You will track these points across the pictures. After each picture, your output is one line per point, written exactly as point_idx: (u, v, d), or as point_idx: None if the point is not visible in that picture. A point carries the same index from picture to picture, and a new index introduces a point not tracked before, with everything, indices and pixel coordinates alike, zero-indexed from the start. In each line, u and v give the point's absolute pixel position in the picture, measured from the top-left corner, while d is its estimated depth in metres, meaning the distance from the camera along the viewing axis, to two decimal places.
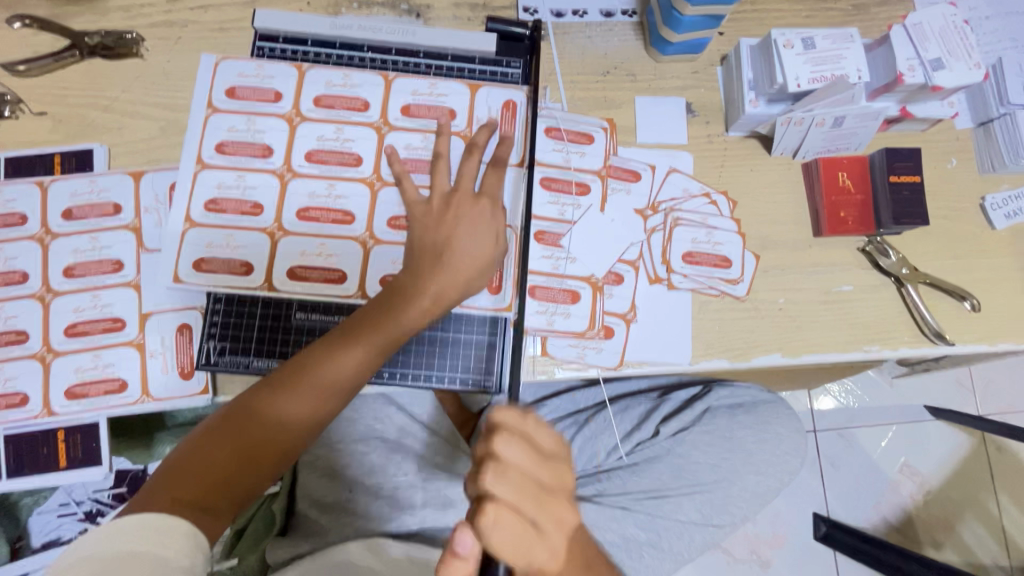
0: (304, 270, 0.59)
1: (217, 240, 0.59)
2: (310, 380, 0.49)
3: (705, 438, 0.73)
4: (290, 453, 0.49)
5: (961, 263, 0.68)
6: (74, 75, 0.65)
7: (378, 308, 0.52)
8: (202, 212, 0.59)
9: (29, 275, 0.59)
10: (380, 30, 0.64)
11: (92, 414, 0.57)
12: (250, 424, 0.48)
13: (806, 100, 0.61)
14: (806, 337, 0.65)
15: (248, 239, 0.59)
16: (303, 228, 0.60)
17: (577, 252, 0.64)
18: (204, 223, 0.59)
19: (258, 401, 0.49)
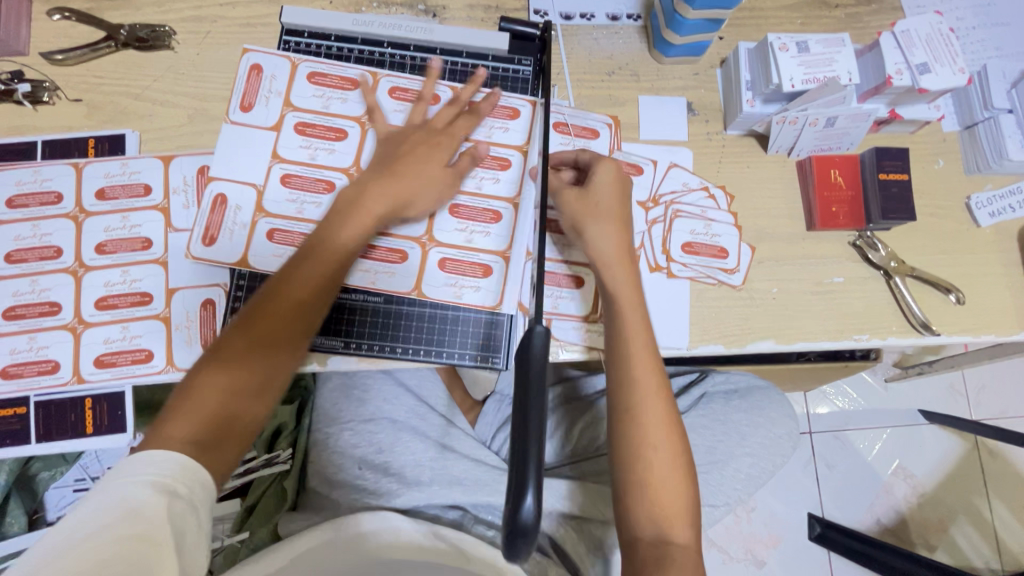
0: (264, 188, 0.63)
1: (296, 96, 0.65)
2: (330, 257, 0.57)
3: (702, 422, 0.78)
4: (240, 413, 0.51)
5: (947, 258, 0.71)
6: (109, 65, 0.68)
7: (394, 190, 0.60)
8: (304, 79, 0.66)
9: (63, 251, 0.62)
10: (400, 27, 0.67)
11: (120, 382, 0.61)
12: (297, 289, 0.55)
13: (800, 100, 0.65)
14: (798, 325, 0.68)
15: (254, 166, 0.63)
16: (321, 164, 0.64)
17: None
18: (299, 94, 0.65)
19: (293, 278, 0.55)
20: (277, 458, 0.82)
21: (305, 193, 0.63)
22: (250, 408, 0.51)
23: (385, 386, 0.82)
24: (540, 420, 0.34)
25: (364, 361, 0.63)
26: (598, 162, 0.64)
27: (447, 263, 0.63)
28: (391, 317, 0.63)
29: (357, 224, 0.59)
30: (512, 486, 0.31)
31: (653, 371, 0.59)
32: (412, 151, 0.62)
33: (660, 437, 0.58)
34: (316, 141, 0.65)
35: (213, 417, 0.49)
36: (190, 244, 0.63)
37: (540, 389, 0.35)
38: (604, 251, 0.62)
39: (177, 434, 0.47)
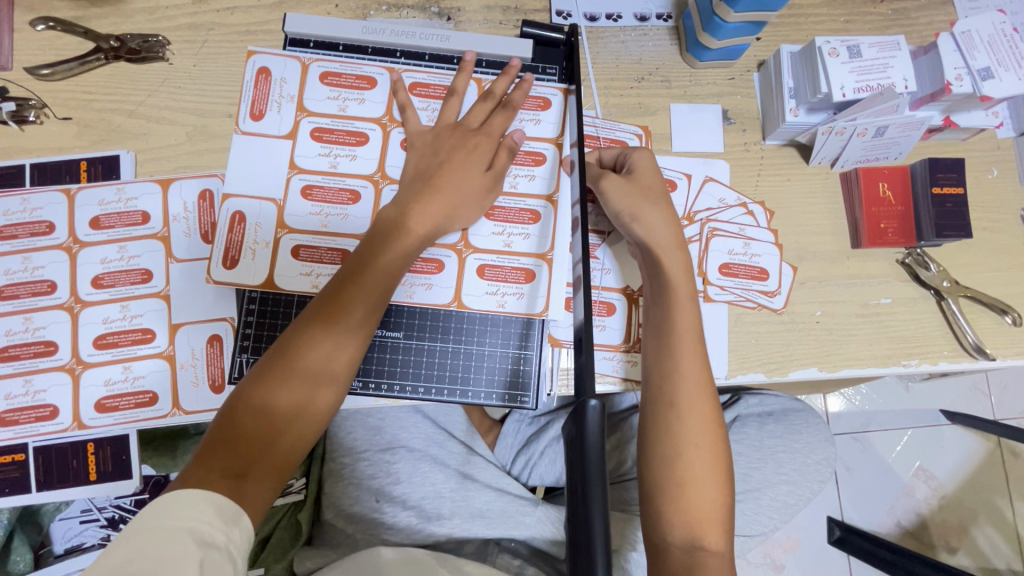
0: (285, 203, 0.59)
1: (310, 100, 0.61)
2: (377, 274, 0.52)
3: (736, 448, 0.74)
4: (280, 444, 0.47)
5: (1001, 275, 0.66)
6: (99, 79, 0.63)
7: (440, 205, 0.55)
8: (318, 81, 0.61)
9: (58, 285, 0.58)
10: (414, 35, 0.62)
11: (123, 427, 0.57)
12: (339, 310, 0.50)
13: (850, 109, 0.59)
14: (843, 350, 0.64)
15: (271, 179, 0.59)
16: (344, 173, 0.60)
17: (614, 263, 0.63)
18: (312, 102, 0.60)
19: (336, 299, 0.51)
20: (293, 488, 0.79)
21: (329, 204, 0.59)
22: (289, 439, 0.48)
23: (401, 413, 0.78)
24: (603, 499, 0.30)
25: (384, 399, 0.60)
26: (632, 152, 0.60)
27: (487, 269, 0.60)
28: (412, 352, 0.60)
29: (405, 239, 0.54)
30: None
31: (699, 365, 0.54)
32: (455, 156, 0.57)
33: (701, 434, 0.52)
34: (335, 147, 0.60)
35: (252, 447, 0.46)
36: (194, 275, 0.59)
37: (600, 462, 0.32)
38: (656, 239, 0.57)
39: (214, 466, 0.44)
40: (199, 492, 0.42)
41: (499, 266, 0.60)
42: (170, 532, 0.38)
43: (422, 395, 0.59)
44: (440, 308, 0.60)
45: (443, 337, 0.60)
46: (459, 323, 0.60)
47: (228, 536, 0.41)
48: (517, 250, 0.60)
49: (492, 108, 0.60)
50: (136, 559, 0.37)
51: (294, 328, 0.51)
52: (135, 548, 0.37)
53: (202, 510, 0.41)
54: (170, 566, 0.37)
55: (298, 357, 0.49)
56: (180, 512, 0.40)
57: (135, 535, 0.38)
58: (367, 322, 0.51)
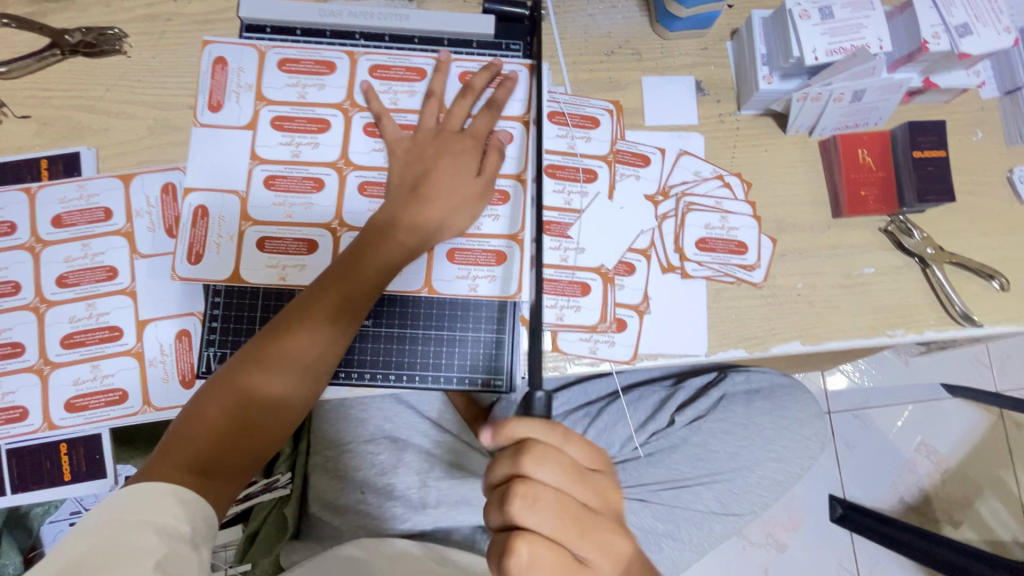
0: (248, 194, 0.57)
1: (271, 88, 0.59)
2: (364, 275, 0.52)
3: (722, 427, 0.72)
4: (255, 438, 0.48)
5: (988, 240, 0.65)
6: (57, 76, 0.62)
7: (430, 213, 0.55)
8: (276, 68, 0.60)
9: (22, 286, 0.57)
10: (372, 15, 0.60)
11: (94, 426, 0.56)
12: (324, 313, 0.50)
13: (823, 73, 0.58)
14: (827, 322, 0.63)
15: (235, 172, 0.58)
16: (305, 161, 0.58)
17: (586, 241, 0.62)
18: (273, 92, 0.59)
19: (320, 299, 0.51)
20: (277, 484, 0.76)
21: (291, 194, 0.58)
22: (260, 436, 0.48)
23: (383, 403, 0.76)
24: None
25: (359, 389, 0.59)
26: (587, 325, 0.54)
27: (456, 251, 0.59)
28: (382, 340, 0.59)
29: (392, 240, 0.54)
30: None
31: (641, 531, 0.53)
32: (446, 163, 0.56)
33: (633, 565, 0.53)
34: (296, 135, 0.59)
35: (222, 442, 0.46)
36: (158, 270, 0.58)
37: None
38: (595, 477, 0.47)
39: (180, 462, 0.43)
40: (161, 487, 0.41)
41: (470, 251, 0.59)
42: (135, 523, 0.38)
43: (394, 383, 0.59)
44: (410, 296, 0.59)
45: (414, 323, 0.59)
46: (431, 309, 0.59)
47: (194, 530, 0.40)
48: (485, 233, 0.59)
49: (482, 115, 0.58)
50: (97, 552, 0.36)
51: (277, 325, 0.50)
52: (96, 541, 0.36)
53: (171, 502, 0.40)
54: (130, 558, 0.36)
55: (283, 353, 0.49)
56: (146, 503, 0.39)
57: (95, 529, 0.37)
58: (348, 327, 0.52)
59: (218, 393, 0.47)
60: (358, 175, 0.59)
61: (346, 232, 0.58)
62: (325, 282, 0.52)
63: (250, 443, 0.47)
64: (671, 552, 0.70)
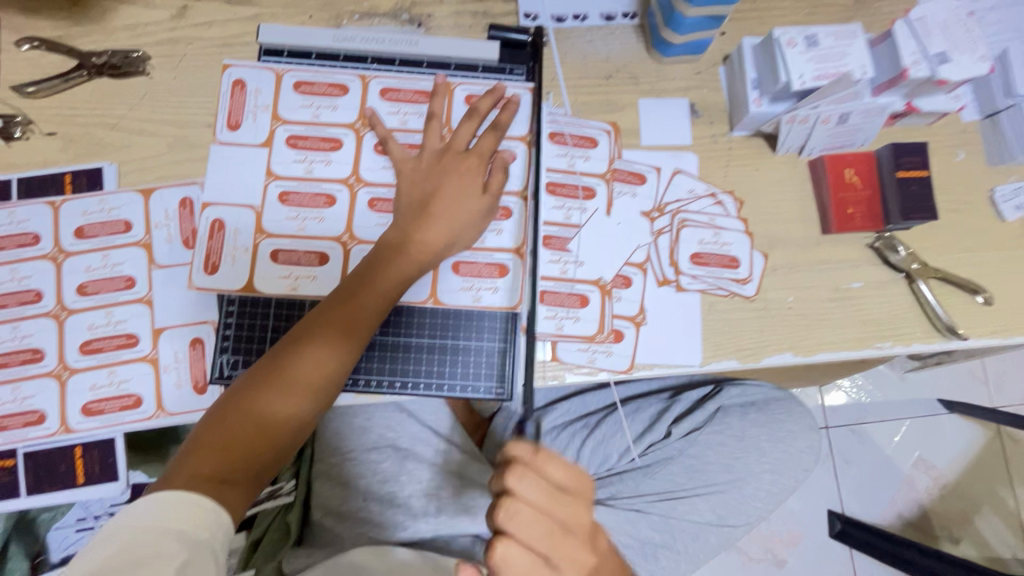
0: (263, 208, 0.60)
1: (287, 109, 0.63)
2: (376, 289, 0.55)
3: (718, 437, 0.74)
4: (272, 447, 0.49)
5: (972, 256, 0.67)
6: (82, 95, 0.65)
7: (440, 230, 0.57)
8: (292, 90, 0.63)
9: (44, 294, 0.60)
10: (383, 40, 0.64)
11: (109, 430, 0.58)
12: (338, 325, 0.53)
13: (810, 97, 0.61)
14: (817, 335, 0.65)
15: (251, 188, 0.61)
16: (317, 178, 0.61)
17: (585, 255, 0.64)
18: (289, 112, 0.62)
19: (334, 312, 0.53)
20: (281, 491, 0.80)
21: (304, 209, 0.61)
22: (277, 446, 0.49)
23: (386, 412, 0.77)
24: None
25: (365, 397, 0.61)
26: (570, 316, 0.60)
27: (461, 264, 0.61)
28: (388, 349, 0.61)
29: (405, 256, 0.56)
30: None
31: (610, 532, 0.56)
32: (454, 179, 0.58)
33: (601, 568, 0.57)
34: (310, 153, 0.62)
35: (241, 451, 0.47)
36: (174, 280, 0.61)
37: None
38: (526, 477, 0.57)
39: (201, 471, 0.45)
40: (182, 495, 0.42)
41: (473, 263, 0.62)
42: (158, 528, 0.40)
43: (399, 390, 0.61)
44: (415, 309, 0.61)
45: (419, 332, 0.61)
46: (436, 318, 0.61)
47: (213, 537, 0.42)
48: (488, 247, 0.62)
49: (488, 136, 0.60)
50: (123, 555, 0.39)
51: (292, 338, 0.52)
52: (123, 544, 0.39)
53: (190, 510, 0.42)
54: (153, 563, 0.38)
55: (300, 363, 0.50)
56: (169, 511, 0.41)
57: (123, 531, 0.40)
58: (360, 339, 0.54)
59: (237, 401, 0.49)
60: (368, 191, 0.61)
61: (356, 245, 0.60)
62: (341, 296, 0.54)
63: (267, 452, 0.48)
64: (670, 563, 0.72)
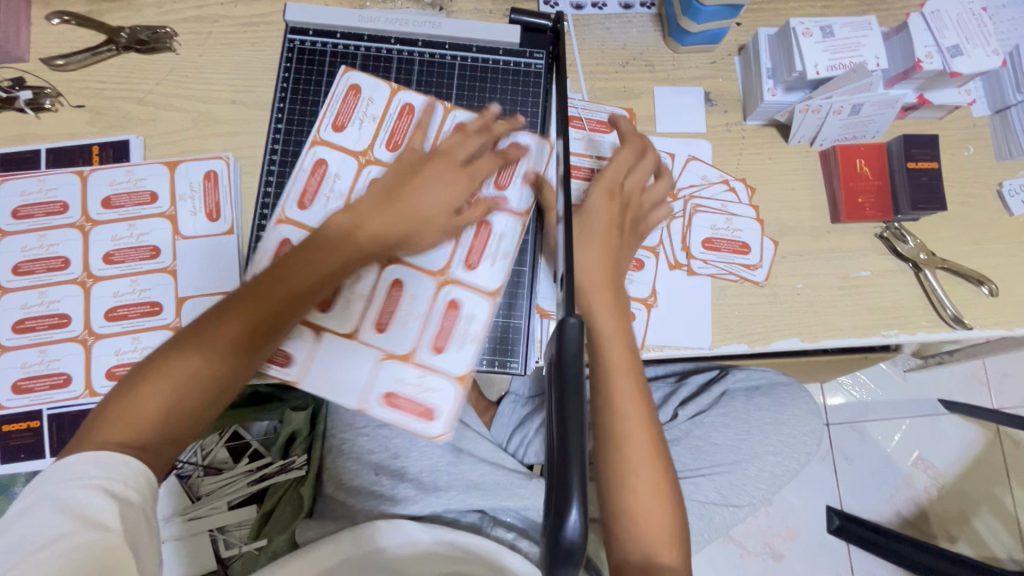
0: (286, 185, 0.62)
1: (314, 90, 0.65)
2: (327, 266, 0.56)
3: (724, 421, 0.75)
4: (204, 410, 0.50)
5: (978, 248, 0.68)
6: (110, 69, 0.67)
7: (394, 222, 0.58)
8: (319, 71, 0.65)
9: (71, 262, 0.61)
10: (407, 22, 0.65)
11: (399, 425, 0.59)
12: (263, 312, 0.52)
13: (825, 87, 0.62)
14: (824, 321, 0.66)
15: (356, 133, 0.64)
16: (389, 103, 0.65)
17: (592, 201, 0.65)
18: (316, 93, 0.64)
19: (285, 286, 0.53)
20: (293, 464, 0.81)
21: (406, 135, 0.64)
22: (196, 421, 0.50)
23: None
24: (580, 427, 0.29)
25: None
26: (625, 140, 0.62)
27: (503, 178, 0.63)
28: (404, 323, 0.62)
29: (363, 238, 0.57)
30: (554, 500, 0.28)
31: (641, 406, 0.53)
32: (427, 176, 0.60)
33: (644, 446, 0.52)
34: (332, 132, 0.63)
35: (156, 424, 0.47)
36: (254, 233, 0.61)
37: (579, 390, 0.31)
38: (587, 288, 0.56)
39: (109, 441, 0.45)
40: (97, 458, 0.43)
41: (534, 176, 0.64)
42: (70, 491, 0.41)
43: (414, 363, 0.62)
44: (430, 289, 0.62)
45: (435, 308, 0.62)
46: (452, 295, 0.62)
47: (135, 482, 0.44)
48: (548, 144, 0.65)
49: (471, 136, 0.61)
50: (37, 524, 0.40)
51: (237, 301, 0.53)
52: (36, 515, 0.40)
53: (102, 462, 0.43)
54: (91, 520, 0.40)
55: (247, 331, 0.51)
56: (75, 468, 0.42)
57: (36, 497, 0.41)
58: (286, 330, 0.55)
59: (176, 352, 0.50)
60: (455, 116, 0.65)
61: None
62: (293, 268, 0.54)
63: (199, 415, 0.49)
64: None
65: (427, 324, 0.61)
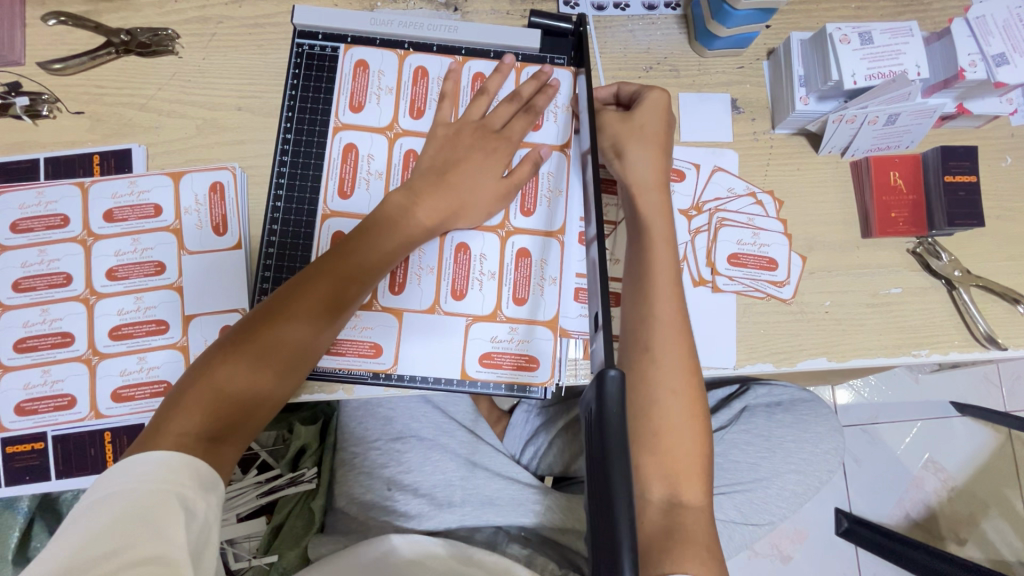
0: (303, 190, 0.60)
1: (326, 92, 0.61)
2: (371, 257, 0.54)
3: (744, 438, 0.73)
4: (259, 408, 0.49)
5: (1014, 265, 0.66)
6: (110, 73, 0.64)
7: (450, 198, 0.57)
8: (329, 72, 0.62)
9: (73, 277, 0.59)
10: (421, 26, 0.62)
11: (502, 387, 0.58)
12: (327, 298, 0.51)
13: (862, 97, 0.59)
14: (853, 340, 0.64)
15: (377, 109, 0.61)
16: (401, 70, 0.62)
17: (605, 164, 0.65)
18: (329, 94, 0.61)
19: (328, 277, 0.52)
20: (303, 477, 0.79)
21: (428, 99, 0.62)
22: (264, 409, 0.50)
23: (410, 403, 0.78)
24: (626, 481, 0.28)
25: (394, 390, 0.58)
26: (647, 91, 0.60)
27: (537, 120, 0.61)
28: (410, 338, 0.58)
29: (409, 224, 0.55)
30: (604, 562, 0.26)
31: (680, 341, 0.54)
32: (470, 151, 0.58)
33: (678, 379, 0.53)
34: (348, 136, 0.61)
35: (229, 412, 0.47)
36: (298, 238, 0.59)
37: (625, 440, 0.29)
38: (650, 227, 0.57)
39: (187, 431, 0.45)
40: (176, 457, 0.43)
41: (565, 114, 0.62)
42: (116, 510, 0.39)
43: (426, 383, 0.57)
44: (441, 299, 0.58)
45: (446, 325, 0.58)
46: (465, 307, 0.58)
47: (192, 481, 0.43)
48: (571, 72, 0.63)
49: (503, 106, 0.60)
50: (87, 549, 0.37)
51: (283, 298, 0.51)
52: (80, 541, 0.38)
53: (149, 471, 0.42)
54: (157, 526, 0.39)
55: (295, 326, 0.50)
56: (116, 485, 0.41)
57: (73, 528, 0.39)
58: (338, 324, 0.53)
59: (226, 350, 0.49)
60: (471, 67, 0.63)
61: None
62: (335, 260, 0.53)
63: (255, 412, 0.49)
64: None
65: (503, 280, 0.59)
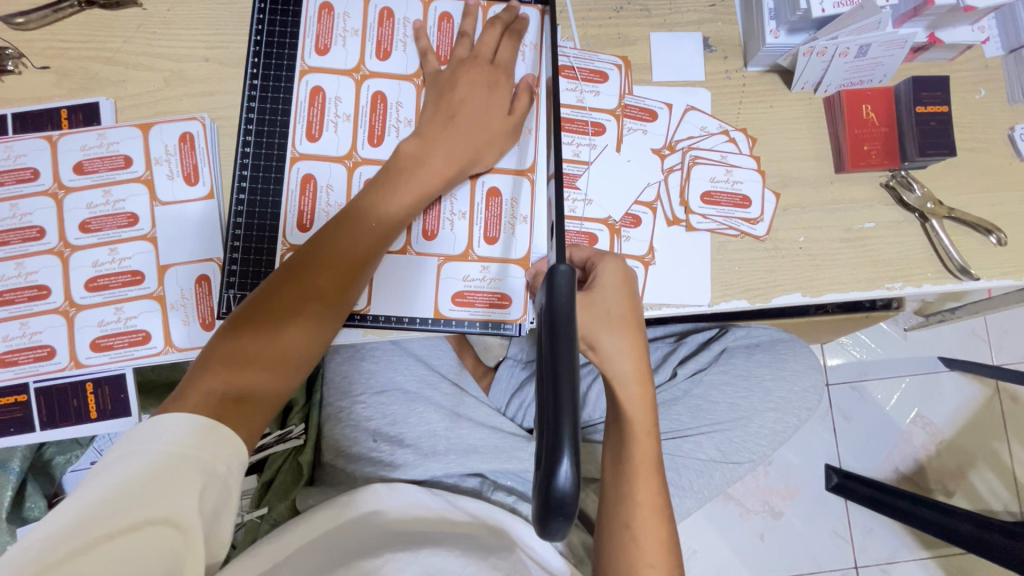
0: (273, 135, 0.59)
1: (291, 36, 0.61)
2: (387, 209, 0.54)
3: (724, 378, 0.74)
4: (286, 365, 0.50)
5: (987, 196, 0.66)
6: (74, 27, 0.63)
7: (462, 141, 0.56)
8: (294, 17, 0.61)
9: (46, 231, 0.59)
10: None
11: (477, 324, 0.59)
12: (347, 253, 0.52)
13: (829, 27, 0.59)
14: (827, 275, 0.64)
15: (343, 52, 0.61)
16: (366, 11, 0.61)
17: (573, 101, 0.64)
18: (294, 37, 0.61)
19: (347, 233, 0.53)
20: (291, 434, 0.79)
21: (394, 40, 0.61)
22: (292, 366, 0.50)
23: (393, 356, 0.79)
24: (573, 366, 0.28)
25: (372, 334, 0.59)
26: (601, 261, 0.55)
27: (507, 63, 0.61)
28: (386, 282, 0.59)
29: (423, 173, 0.55)
30: (546, 448, 0.26)
31: (659, 512, 0.56)
32: (470, 87, 0.58)
33: (652, 517, 0.55)
34: (315, 81, 0.60)
35: (254, 372, 0.48)
36: (268, 182, 0.59)
37: (570, 332, 0.29)
38: (629, 419, 0.54)
39: (212, 389, 0.46)
40: (201, 416, 0.44)
41: (534, 52, 0.62)
42: (142, 469, 0.39)
43: (405, 325, 0.59)
44: (415, 242, 0.59)
45: (421, 267, 0.59)
46: (439, 249, 0.59)
47: (215, 451, 0.43)
48: (539, 9, 0.63)
49: (487, 35, 0.60)
50: (106, 503, 0.37)
51: (303, 256, 0.52)
52: (101, 496, 0.38)
53: (175, 435, 0.42)
54: (178, 490, 0.39)
55: (317, 281, 0.51)
56: (140, 444, 0.41)
57: (97, 479, 0.39)
58: (360, 278, 0.53)
59: (250, 311, 0.50)
60: (438, 8, 0.62)
61: (359, 167, 0.60)
62: (351, 216, 0.54)
63: (281, 369, 0.50)
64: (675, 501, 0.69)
65: (474, 219, 0.60)
